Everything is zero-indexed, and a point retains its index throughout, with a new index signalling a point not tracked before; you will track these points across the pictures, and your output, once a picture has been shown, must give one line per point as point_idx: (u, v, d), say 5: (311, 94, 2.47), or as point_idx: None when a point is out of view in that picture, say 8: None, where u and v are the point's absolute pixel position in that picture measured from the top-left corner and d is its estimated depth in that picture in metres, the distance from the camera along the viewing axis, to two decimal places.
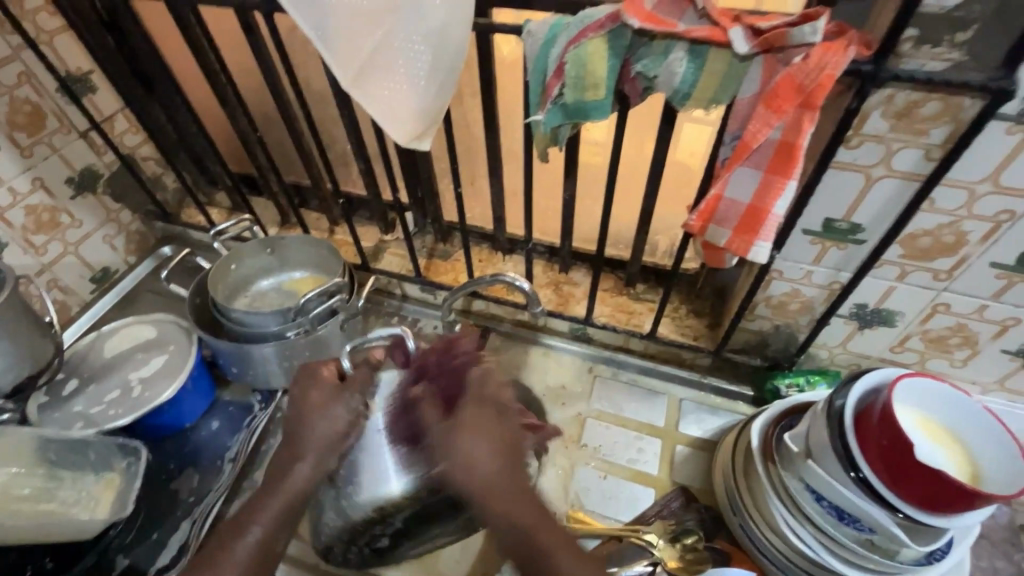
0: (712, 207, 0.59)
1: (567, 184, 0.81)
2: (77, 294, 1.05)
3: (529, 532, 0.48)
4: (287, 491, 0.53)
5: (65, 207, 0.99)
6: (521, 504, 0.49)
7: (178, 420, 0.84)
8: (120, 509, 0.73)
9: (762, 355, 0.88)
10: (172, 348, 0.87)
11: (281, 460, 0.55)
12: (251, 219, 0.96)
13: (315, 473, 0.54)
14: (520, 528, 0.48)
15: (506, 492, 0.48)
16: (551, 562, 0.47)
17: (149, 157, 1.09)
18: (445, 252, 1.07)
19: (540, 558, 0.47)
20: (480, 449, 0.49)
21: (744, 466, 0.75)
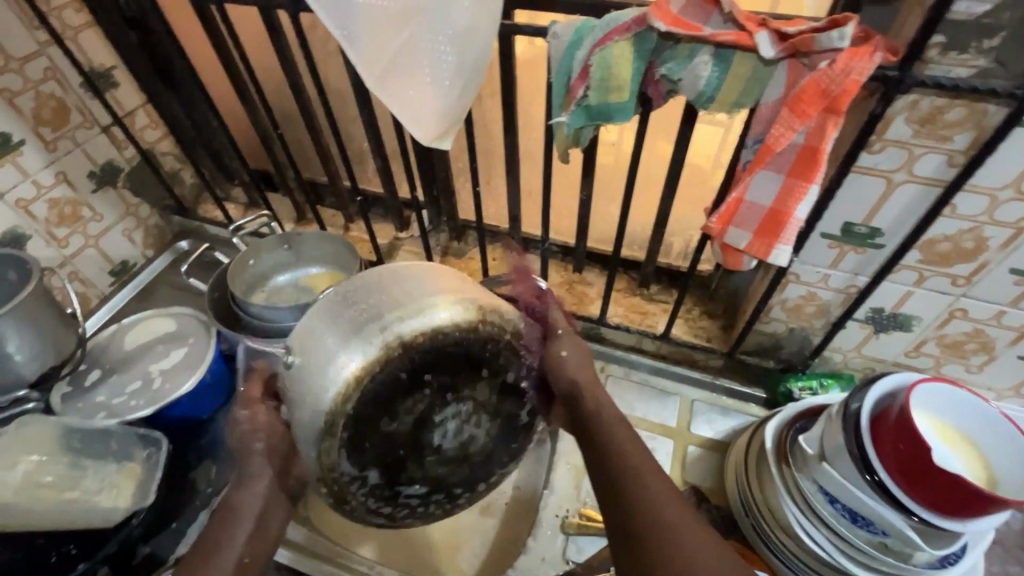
0: (732, 210, 0.59)
1: (585, 183, 0.82)
2: (96, 286, 1.07)
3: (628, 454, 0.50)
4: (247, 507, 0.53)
5: (87, 201, 1.00)
6: (628, 434, 0.52)
7: (197, 412, 0.85)
8: (142, 498, 0.75)
9: (776, 357, 0.89)
10: (191, 341, 0.89)
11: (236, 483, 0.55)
12: (269, 214, 0.97)
13: (271, 488, 0.55)
14: (620, 445, 0.51)
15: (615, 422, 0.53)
16: (630, 458, 0.49)
17: (167, 152, 1.11)
18: (460, 250, 1.07)
19: (626, 458, 0.50)
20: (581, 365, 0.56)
21: (756, 468, 0.76)
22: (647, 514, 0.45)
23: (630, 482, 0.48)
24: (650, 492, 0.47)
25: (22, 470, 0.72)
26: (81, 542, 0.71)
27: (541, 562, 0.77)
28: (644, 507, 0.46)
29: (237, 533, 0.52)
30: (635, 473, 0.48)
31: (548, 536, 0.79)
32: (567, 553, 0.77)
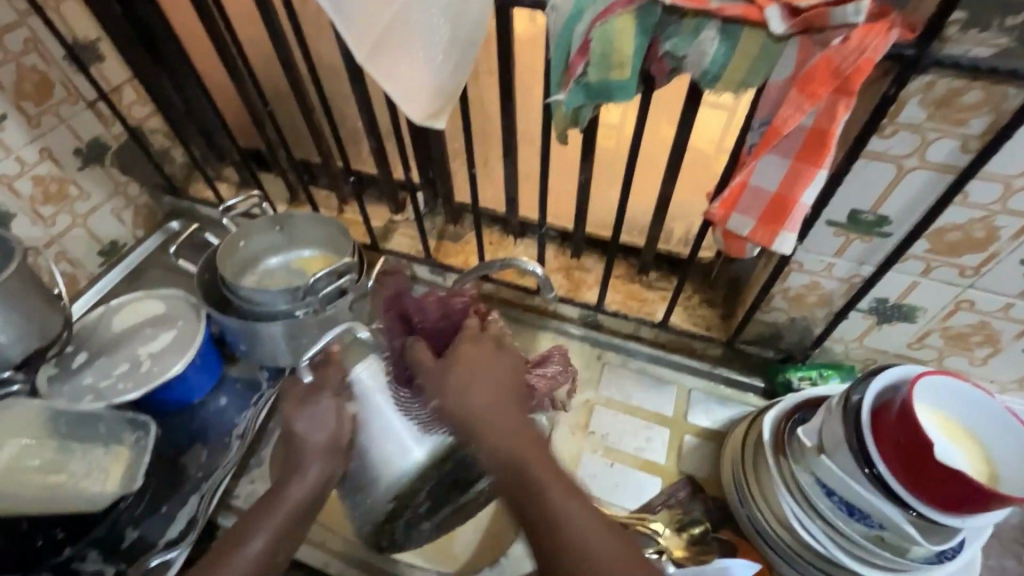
0: (736, 195, 0.57)
1: (584, 166, 0.79)
2: (85, 267, 1.05)
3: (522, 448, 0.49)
4: (291, 501, 0.57)
5: (73, 179, 0.98)
6: (514, 422, 0.51)
7: (187, 395, 0.84)
8: (130, 482, 0.73)
9: (776, 347, 0.87)
10: (180, 324, 0.87)
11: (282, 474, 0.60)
12: (259, 194, 0.94)
13: (319, 478, 0.59)
14: (520, 448, 0.49)
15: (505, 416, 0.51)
16: (526, 467, 0.48)
17: (156, 129, 1.07)
18: (456, 234, 1.05)
19: (528, 475, 0.47)
20: (480, 373, 0.54)
21: (753, 459, 0.75)
22: (546, 522, 0.45)
23: (530, 484, 0.47)
24: (548, 499, 0.46)
25: (9, 454, 0.72)
26: (68, 526, 0.70)
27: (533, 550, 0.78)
28: (545, 514, 0.45)
29: (267, 524, 0.56)
30: (529, 468, 0.48)
31: None
32: None
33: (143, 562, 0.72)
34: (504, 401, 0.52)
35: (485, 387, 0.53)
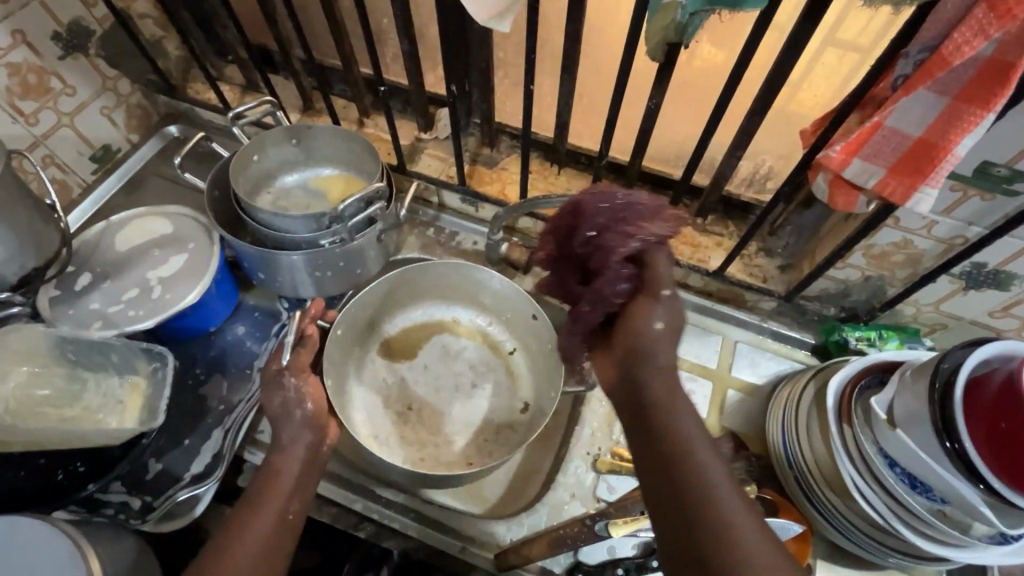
0: (864, 138, 0.48)
1: (658, 86, 0.68)
2: (77, 173, 0.94)
3: (707, 494, 0.44)
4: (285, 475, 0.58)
5: (54, 69, 0.84)
6: (709, 464, 0.46)
7: (203, 323, 0.78)
8: (151, 419, 0.69)
9: (838, 304, 0.81)
10: (191, 247, 0.78)
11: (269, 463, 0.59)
12: (273, 100, 0.82)
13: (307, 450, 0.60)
14: (703, 482, 0.45)
15: (681, 411, 0.49)
16: (707, 505, 0.44)
17: (146, 14, 0.93)
18: (491, 158, 0.95)
19: (704, 512, 0.44)
20: (669, 347, 0.51)
21: (808, 424, 0.71)
22: (710, 519, 0.43)
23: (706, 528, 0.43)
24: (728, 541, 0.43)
25: (15, 382, 0.67)
26: (88, 459, 0.64)
27: (569, 497, 0.75)
28: (710, 518, 0.44)
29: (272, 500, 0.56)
30: (708, 505, 0.44)
31: (578, 471, 0.77)
32: (598, 491, 0.76)
33: (169, 497, 0.69)
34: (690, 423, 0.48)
35: (663, 389, 0.50)
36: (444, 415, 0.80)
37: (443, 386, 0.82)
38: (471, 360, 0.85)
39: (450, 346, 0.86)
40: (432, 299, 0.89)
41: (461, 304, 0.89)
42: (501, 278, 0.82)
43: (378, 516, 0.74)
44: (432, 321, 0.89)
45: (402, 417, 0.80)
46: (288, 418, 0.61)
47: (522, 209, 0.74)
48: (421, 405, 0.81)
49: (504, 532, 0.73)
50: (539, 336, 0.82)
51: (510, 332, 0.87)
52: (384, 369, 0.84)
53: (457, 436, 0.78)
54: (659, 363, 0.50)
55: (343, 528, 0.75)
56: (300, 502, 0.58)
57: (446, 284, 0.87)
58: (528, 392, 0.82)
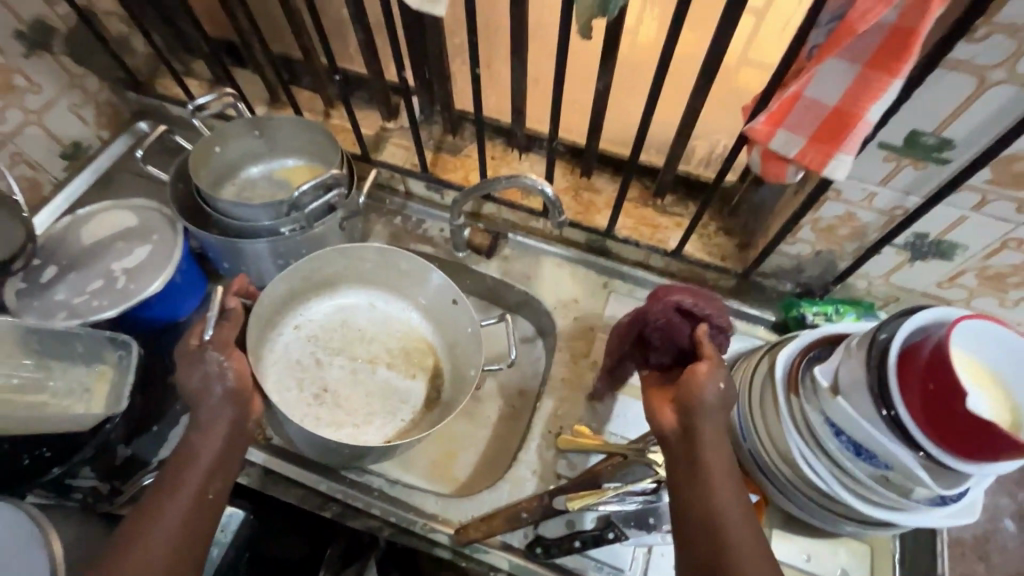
0: (787, 108, 0.49)
1: (603, 67, 0.69)
2: (47, 170, 0.95)
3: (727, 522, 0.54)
4: (203, 456, 0.59)
5: (19, 67, 0.86)
6: (733, 499, 0.56)
7: (172, 312, 0.79)
8: (116, 403, 0.71)
9: (794, 281, 0.83)
10: (155, 239, 0.80)
11: (189, 444, 0.60)
12: (234, 92, 0.84)
13: (229, 430, 0.61)
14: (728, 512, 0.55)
15: (722, 455, 0.58)
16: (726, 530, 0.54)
17: (111, 12, 0.94)
18: (455, 146, 0.96)
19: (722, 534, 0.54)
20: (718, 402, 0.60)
21: (761, 400, 0.72)
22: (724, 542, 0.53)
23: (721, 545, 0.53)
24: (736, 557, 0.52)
25: None
26: (54, 445, 0.68)
27: (530, 474, 0.77)
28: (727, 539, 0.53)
29: (188, 480, 0.58)
30: (726, 533, 0.54)
31: (540, 447, 0.79)
32: (558, 467, 0.77)
33: (136, 481, 0.72)
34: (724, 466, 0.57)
35: (709, 431, 0.58)
36: (361, 396, 0.81)
37: (359, 368, 0.83)
38: (388, 341, 0.87)
39: (367, 331, 0.87)
40: (350, 281, 0.89)
41: (378, 288, 0.90)
42: (422, 262, 0.82)
43: (341, 496, 0.75)
44: (350, 308, 0.89)
45: (317, 400, 0.80)
46: (208, 394, 0.62)
47: (476, 191, 0.76)
48: (338, 386, 0.82)
49: (459, 512, 0.74)
50: (461, 323, 0.83)
51: (435, 322, 0.88)
52: (297, 351, 0.84)
53: (376, 416, 0.80)
54: (704, 413, 0.59)
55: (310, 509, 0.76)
56: (221, 481, 0.60)
57: (369, 271, 0.87)
58: (446, 366, 0.86)
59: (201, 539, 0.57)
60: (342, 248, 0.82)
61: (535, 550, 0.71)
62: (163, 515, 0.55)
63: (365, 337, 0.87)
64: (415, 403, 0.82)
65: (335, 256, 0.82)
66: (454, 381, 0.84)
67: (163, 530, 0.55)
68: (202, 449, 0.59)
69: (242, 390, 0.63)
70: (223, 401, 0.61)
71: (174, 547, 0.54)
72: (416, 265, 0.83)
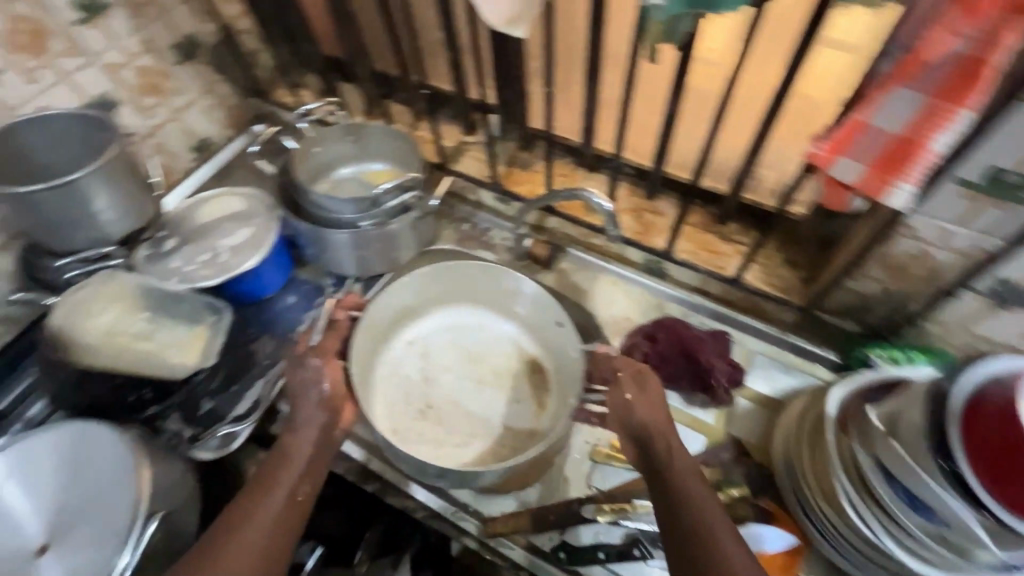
0: (849, 137, 0.49)
1: (672, 92, 0.72)
2: (180, 160, 1.11)
3: (699, 518, 0.56)
4: (297, 457, 0.65)
5: (171, 73, 1.03)
6: (704, 498, 0.58)
7: (260, 290, 0.90)
8: (206, 358, 0.81)
9: (860, 320, 0.80)
10: (256, 221, 0.91)
11: (283, 444, 0.66)
12: (337, 101, 0.95)
13: (319, 436, 0.67)
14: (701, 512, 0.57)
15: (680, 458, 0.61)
16: (704, 527, 0.55)
17: (247, 30, 1.11)
18: (526, 162, 1.02)
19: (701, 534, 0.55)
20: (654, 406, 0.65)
21: (810, 439, 0.69)
22: (705, 540, 0.54)
23: (702, 544, 0.54)
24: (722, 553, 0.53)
25: (108, 320, 0.81)
26: (154, 386, 0.77)
27: (564, 482, 0.78)
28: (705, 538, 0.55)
29: (285, 480, 0.63)
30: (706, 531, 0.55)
31: (577, 459, 0.79)
32: (591, 478, 0.78)
33: (213, 430, 0.81)
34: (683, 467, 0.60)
35: (656, 432, 0.63)
36: (462, 415, 0.84)
37: (462, 387, 0.86)
38: (496, 365, 0.89)
39: (471, 349, 0.90)
40: (456, 301, 0.93)
41: (486, 308, 0.92)
42: (518, 277, 0.85)
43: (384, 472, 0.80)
44: (456, 323, 0.92)
45: (422, 415, 0.84)
46: (306, 397, 0.69)
47: (539, 201, 0.80)
48: (442, 405, 0.84)
49: (488, 505, 0.77)
50: (565, 346, 0.84)
51: (539, 340, 0.89)
52: (406, 365, 0.88)
53: (475, 437, 0.82)
54: (643, 416, 0.64)
55: (354, 481, 0.82)
56: (310, 485, 0.65)
57: (471, 289, 0.90)
58: (551, 390, 0.86)
59: (289, 539, 0.61)
60: (448, 265, 0.87)
61: (559, 554, 0.73)
62: (260, 515, 0.60)
63: (467, 356, 0.89)
64: (514, 428, 0.83)
65: (442, 272, 0.88)
66: (560, 404, 0.83)
67: (263, 522, 0.59)
68: (297, 450, 0.66)
69: (337, 396, 0.71)
70: (320, 406, 0.69)
71: (267, 544, 0.58)
72: (515, 284, 0.86)
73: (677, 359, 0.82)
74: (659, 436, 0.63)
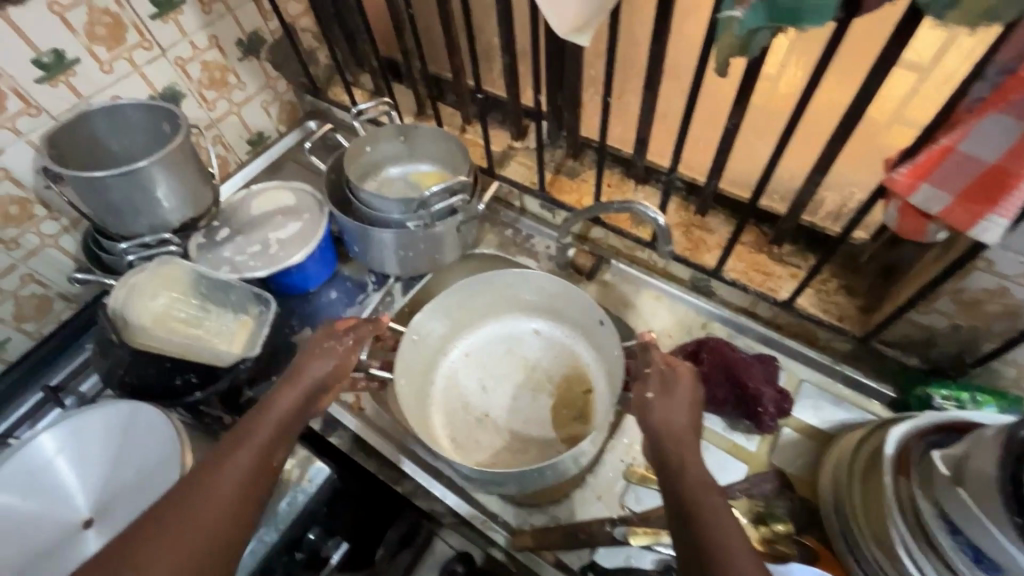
0: (932, 164, 0.47)
1: (736, 107, 0.69)
2: (235, 151, 1.15)
3: (706, 527, 0.51)
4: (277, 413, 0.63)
5: (233, 68, 1.06)
6: (719, 510, 0.52)
7: (304, 283, 0.92)
8: (251, 348, 0.82)
9: (923, 356, 0.75)
10: (305, 217, 0.93)
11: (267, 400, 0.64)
12: (390, 102, 0.96)
13: (304, 396, 0.66)
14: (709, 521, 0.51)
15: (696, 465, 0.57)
16: (712, 536, 0.50)
17: (307, 29, 1.14)
18: (574, 170, 1.01)
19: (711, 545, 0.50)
20: (681, 412, 0.63)
21: (859, 477, 0.66)
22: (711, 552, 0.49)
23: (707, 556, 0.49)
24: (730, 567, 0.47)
25: (162, 303, 0.84)
26: (201, 372, 0.78)
27: (596, 499, 0.76)
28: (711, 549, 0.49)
29: (258, 435, 0.60)
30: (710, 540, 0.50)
31: (609, 477, 0.78)
32: (625, 499, 0.76)
33: None
34: (700, 477, 0.56)
35: (674, 435, 0.60)
36: (517, 421, 0.85)
37: (517, 393, 0.87)
38: (550, 370, 0.89)
39: (528, 357, 0.90)
40: (507, 309, 0.93)
41: (537, 314, 0.92)
42: (567, 284, 0.83)
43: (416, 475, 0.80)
44: (511, 332, 0.93)
45: (480, 422, 0.86)
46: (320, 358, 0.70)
47: (588, 211, 0.79)
48: (496, 411, 0.86)
49: (519, 517, 0.76)
50: (609, 345, 0.83)
51: (592, 345, 0.88)
52: (464, 377, 0.90)
53: (529, 442, 0.83)
54: (663, 420, 0.62)
55: (385, 480, 0.83)
56: (284, 449, 0.61)
57: (521, 294, 0.90)
58: (599, 380, 0.86)
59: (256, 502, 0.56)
60: (487, 274, 0.86)
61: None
62: (224, 471, 0.56)
63: (518, 365, 0.90)
64: (563, 429, 0.83)
65: (483, 285, 0.87)
66: (608, 393, 0.82)
67: (225, 480, 0.55)
68: (277, 406, 0.63)
69: (345, 366, 0.71)
70: (329, 365, 0.69)
71: (234, 501, 0.54)
72: (560, 286, 0.85)
73: (721, 381, 0.79)
74: (671, 438, 0.60)
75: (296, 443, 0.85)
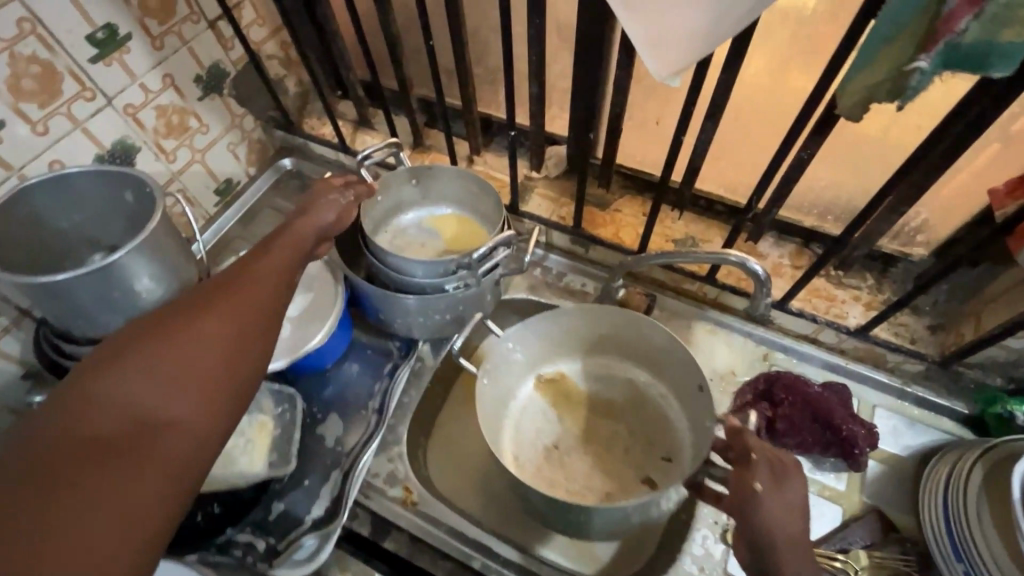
0: None
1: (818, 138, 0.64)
2: (201, 205, 0.97)
3: None
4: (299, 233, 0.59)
5: (194, 109, 0.89)
6: None
7: (322, 360, 0.79)
8: (283, 463, 0.72)
9: (1006, 375, 0.73)
10: (315, 286, 0.79)
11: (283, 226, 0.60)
12: (398, 141, 0.81)
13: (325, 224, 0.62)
14: None
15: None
16: None
17: (273, 54, 0.97)
18: (603, 199, 0.93)
19: None
20: (794, 514, 0.51)
21: (979, 511, 0.63)
22: None
23: None
24: None
25: None
26: (223, 501, 0.69)
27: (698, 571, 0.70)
28: None
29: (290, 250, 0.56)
30: None
31: (704, 543, 0.71)
32: (729, 566, 0.70)
33: (292, 540, 0.71)
34: None
35: (787, 545, 0.49)
36: (585, 463, 0.77)
37: (591, 432, 0.80)
38: (631, 420, 0.80)
39: (613, 399, 0.82)
40: (591, 349, 0.84)
41: (632, 362, 0.82)
42: (672, 339, 0.72)
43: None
44: (590, 366, 0.84)
45: (547, 455, 0.78)
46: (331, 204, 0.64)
47: (675, 258, 0.72)
48: (567, 446, 0.79)
49: None
50: (701, 413, 0.72)
51: (683, 408, 0.77)
52: (539, 404, 0.83)
53: (594, 483, 0.75)
54: (777, 524, 0.49)
55: None
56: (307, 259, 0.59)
57: (606, 335, 0.80)
58: (683, 449, 0.76)
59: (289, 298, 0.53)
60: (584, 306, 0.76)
61: None
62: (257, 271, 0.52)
63: (599, 403, 0.82)
64: (626, 481, 0.75)
65: (576, 315, 0.78)
66: (690, 465, 0.72)
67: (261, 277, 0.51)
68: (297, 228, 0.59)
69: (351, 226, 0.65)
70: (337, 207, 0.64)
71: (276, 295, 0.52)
72: (665, 340, 0.74)
73: (808, 424, 0.74)
74: (783, 546, 0.49)
75: (342, 553, 0.73)
